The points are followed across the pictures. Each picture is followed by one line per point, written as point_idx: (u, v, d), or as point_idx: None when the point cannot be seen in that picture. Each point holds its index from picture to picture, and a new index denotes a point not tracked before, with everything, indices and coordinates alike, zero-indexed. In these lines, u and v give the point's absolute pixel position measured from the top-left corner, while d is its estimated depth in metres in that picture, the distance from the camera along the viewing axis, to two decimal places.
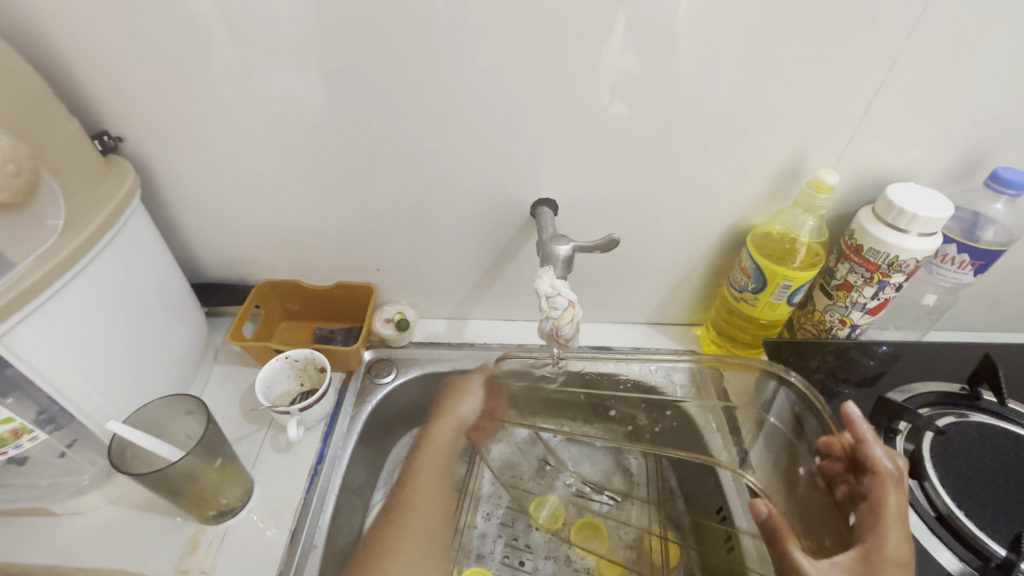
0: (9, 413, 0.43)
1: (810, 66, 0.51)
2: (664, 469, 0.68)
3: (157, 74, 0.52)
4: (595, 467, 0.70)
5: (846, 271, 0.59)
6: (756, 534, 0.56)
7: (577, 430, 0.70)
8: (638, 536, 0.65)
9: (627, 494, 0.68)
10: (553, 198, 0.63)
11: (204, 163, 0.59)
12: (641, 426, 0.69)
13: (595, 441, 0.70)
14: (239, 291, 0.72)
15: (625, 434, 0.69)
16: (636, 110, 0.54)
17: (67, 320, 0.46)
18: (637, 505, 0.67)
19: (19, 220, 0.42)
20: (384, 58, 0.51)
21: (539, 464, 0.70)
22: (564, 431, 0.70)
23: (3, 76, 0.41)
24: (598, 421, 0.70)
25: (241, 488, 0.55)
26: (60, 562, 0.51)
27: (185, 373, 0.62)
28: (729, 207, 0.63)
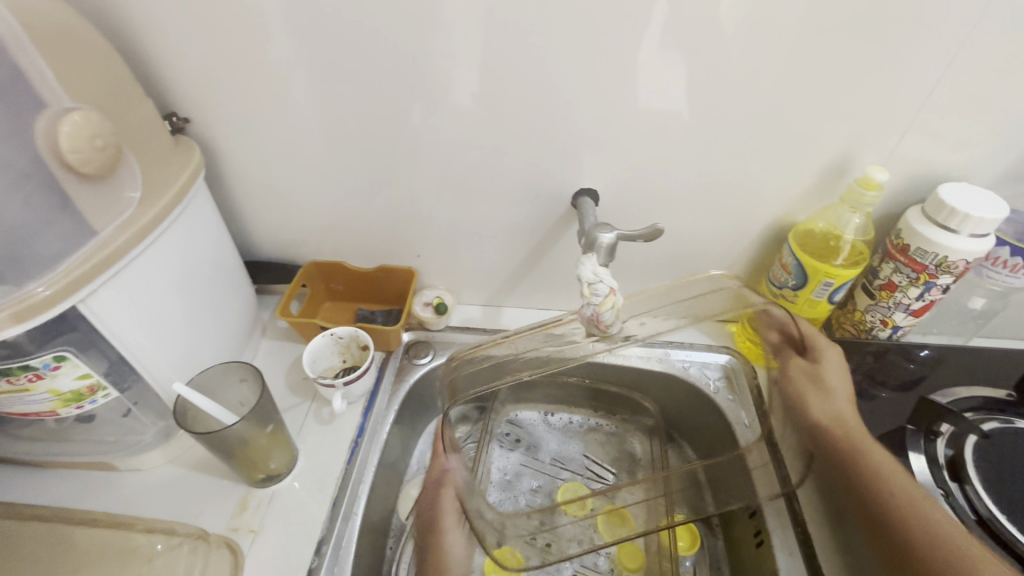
0: (87, 370, 0.46)
1: (864, 61, 0.50)
2: (670, 452, 0.70)
3: (225, 59, 0.54)
4: (606, 449, 0.72)
5: (890, 271, 0.59)
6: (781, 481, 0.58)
7: (590, 416, 0.75)
8: (659, 525, 0.62)
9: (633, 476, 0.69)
10: (594, 188, 0.63)
11: (262, 145, 0.62)
12: (650, 412, 0.73)
13: (603, 425, 0.74)
14: (286, 270, 0.75)
15: (633, 420, 0.74)
16: (682, 103, 0.55)
17: (138, 286, 0.49)
18: (640, 482, 0.64)
19: (103, 191, 0.45)
20: (438, 47, 0.52)
21: (553, 447, 0.73)
22: (579, 416, 0.75)
23: (91, 58, 0.44)
24: (609, 408, 0.74)
25: (287, 455, 0.58)
26: (122, 513, 0.54)
27: (236, 345, 0.65)
28: (772, 202, 0.62)
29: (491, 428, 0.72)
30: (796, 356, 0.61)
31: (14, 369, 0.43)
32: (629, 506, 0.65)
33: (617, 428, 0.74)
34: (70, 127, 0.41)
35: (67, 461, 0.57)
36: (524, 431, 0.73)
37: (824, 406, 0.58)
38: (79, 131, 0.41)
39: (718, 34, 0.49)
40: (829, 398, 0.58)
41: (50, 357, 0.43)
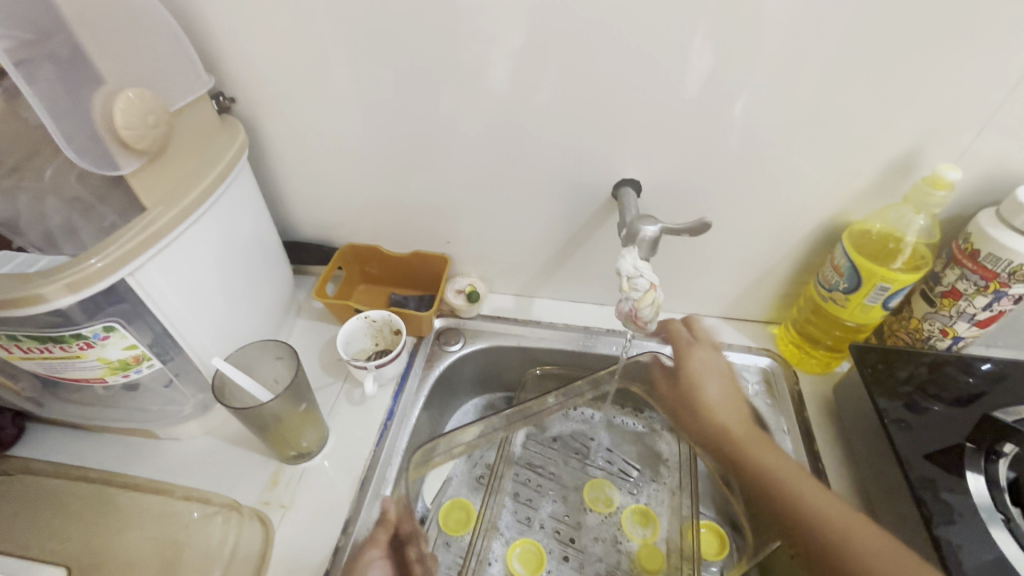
0: (134, 341, 0.48)
1: (939, 51, 0.46)
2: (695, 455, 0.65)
3: (271, 39, 0.55)
4: (631, 448, 0.70)
5: (955, 278, 0.55)
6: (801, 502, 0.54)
7: (618, 414, 0.72)
8: (680, 527, 0.63)
9: (658, 472, 0.68)
10: (637, 179, 0.61)
11: (303, 127, 0.62)
12: None
13: (630, 424, 0.71)
14: (323, 252, 0.76)
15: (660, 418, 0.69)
16: (734, 93, 0.52)
17: (181, 261, 0.50)
18: (667, 477, 0.67)
19: (156, 166, 0.47)
20: (481, 29, 0.51)
21: (578, 443, 0.71)
22: (607, 413, 0.72)
23: (148, 36, 0.46)
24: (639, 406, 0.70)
25: (318, 434, 0.58)
26: (160, 480, 0.56)
27: (272, 323, 0.67)
28: (826, 200, 0.59)
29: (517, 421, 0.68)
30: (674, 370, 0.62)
31: (66, 336, 0.44)
32: (654, 504, 0.66)
33: (643, 428, 0.71)
34: (123, 104, 0.42)
35: (111, 428, 0.59)
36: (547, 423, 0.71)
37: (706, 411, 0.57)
38: (131, 109, 0.42)
39: (778, 18, 0.46)
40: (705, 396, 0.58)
41: (99, 328, 0.45)
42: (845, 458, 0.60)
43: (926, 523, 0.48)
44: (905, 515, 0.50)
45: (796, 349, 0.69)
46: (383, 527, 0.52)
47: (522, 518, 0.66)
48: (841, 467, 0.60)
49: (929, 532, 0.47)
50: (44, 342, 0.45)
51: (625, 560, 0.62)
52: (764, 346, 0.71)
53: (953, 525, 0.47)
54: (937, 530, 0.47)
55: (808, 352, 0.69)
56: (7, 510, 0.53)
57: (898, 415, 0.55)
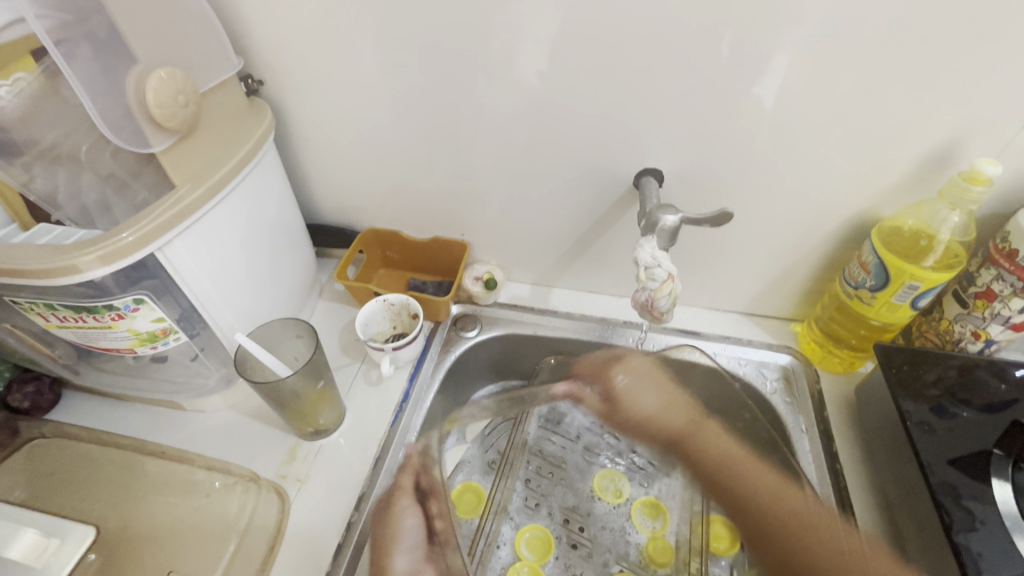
0: (162, 314, 0.49)
1: (985, 39, 0.44)
2: None
3: (298, 23, 0.56)
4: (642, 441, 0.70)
5: (990, 278, 0.53)
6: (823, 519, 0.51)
7: None
8: (690, 520, 0.63)
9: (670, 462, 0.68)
10: (659, 169, 0.60)
11: (328, 110, 0.63)
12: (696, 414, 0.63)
13: None
14: (345, 236, 0.77)
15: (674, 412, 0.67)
16: (764, 81, 0.50)
17: (207, 239, 0.51)
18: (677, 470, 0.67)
19: (185, 146, 0.48)
20: (505, 15, 0.51)
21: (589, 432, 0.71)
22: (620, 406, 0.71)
23: (178, 17, 0.47)
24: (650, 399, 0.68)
25: (335, 412, 0.60)
26: (184, 449, 0.58)
27: (295, 303, 0.68)
28: (855, 194, 0.57)
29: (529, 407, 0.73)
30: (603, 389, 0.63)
31: (99, 307, 0.46)
32: (665, 497, 0.66)
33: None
34: (156, 83, 0.43)
35: (141, 398, 0.62)
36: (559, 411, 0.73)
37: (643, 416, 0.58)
38: (162, 88, 0.43)
39: (814, 3, 0.45)
40: (647, 402, 0.59)
41: (130, 299, 0.46)
42: (864, 460, 0.59)
43: (945, 528, 0.46)
44: (924, 520, 0.49)
45: (817, 348, 0.68)
46: (410, 470, 0.56)
47: (531, 505, 0.66)
48: (860, 469, 0.58)
49: (948, 538, 0.46)
50: (79, 312, 0.47)
51: (633, 551, 0.62)
52: (785, 343, 0.70)
53: (975, 531, 0.46)
54: (956, 536, 0.46)
55: (828, 351, 0.67)
56: (42, 470, 0.56)
57: (921, 418, 0.53)
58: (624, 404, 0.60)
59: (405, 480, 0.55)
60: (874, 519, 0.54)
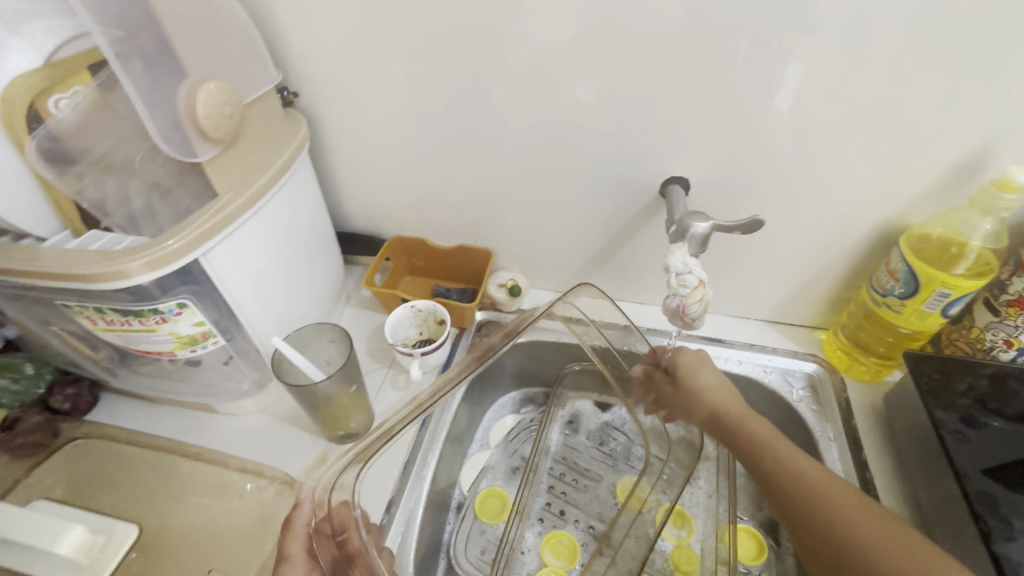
0: (202, 318, 0.51)
1: (1015, 46, 0.44)
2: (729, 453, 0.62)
3: (335, 36, 0.57)
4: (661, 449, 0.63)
5: (1023, 286, 0.52)
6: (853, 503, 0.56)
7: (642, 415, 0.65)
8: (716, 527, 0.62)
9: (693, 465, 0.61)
10: (686, 177, 0.61)
11: (359, 120, 0.65)
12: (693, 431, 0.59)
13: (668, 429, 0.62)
14: (372, 244, 0.78)
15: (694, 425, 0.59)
16: (791, 90, 0.51)
17: (248, 246, 0.53)
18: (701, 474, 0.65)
19: (229, 156, 0.50)
20: (534, 26, 0.52)
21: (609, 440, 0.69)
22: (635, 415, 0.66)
23: (225, 33, 0.49)
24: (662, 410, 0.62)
25: (365, 416, 0.61)
26: (218, 451, 0.60)
27: (324, 309, 0.70)
28: (883, 202, 0.57)
29: (552, 412, 0.73)
30: (664, 377, 0.61)
31: (144, 311, 0.48)
32: (692, 506, 0.64)
33: (687, 432, 0.60)
34: (205, 95, 0.45)
35: (176, 401, 0.63)
36: (583, 421, 0.72)
37: (703, 407, 0.55)
38: (211, 100, 0.45)
39: (842, 13, 0.46)
40: (701, 394, 0.56)
41: (173, 303, 0.48)
42: (895, 469, 0.58)
43: (984, 538, 0.46)
44: (960, 530, 0.48)
45: (842, 356, 0.68)
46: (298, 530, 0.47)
47: (556, 512, 0.66)
48: (891, 478, 0.57)
49: (986, 547, 0.45)
50: (125, 316, 0.48)
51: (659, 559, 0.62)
52: (811, 351, 0.70)
53: (1014, 541, 0.45)
54: (995, 545, 0.45)
55: (854, 359, 0.67)
56: (82, 468, 0.57)
57: (955, 427, 0.53)
58: (689, 386, 0.57)
59: (295, 548, 0.47)
60: None
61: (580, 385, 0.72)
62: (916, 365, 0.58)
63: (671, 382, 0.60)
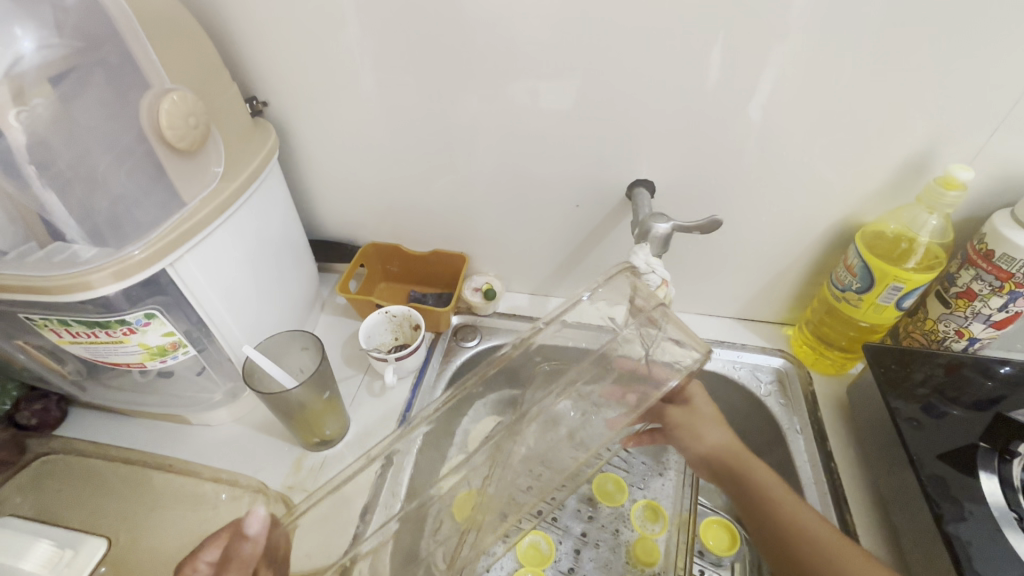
0: (172, 328, 0.51)
1: (954, 48, 0.47)
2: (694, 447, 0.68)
3: (302, 45, 0.58)
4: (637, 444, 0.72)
5: (970, 278, 0.55)
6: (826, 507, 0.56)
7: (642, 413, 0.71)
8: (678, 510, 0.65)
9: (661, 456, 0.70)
10: (651, 179, 0.62)
11: (330, 129, 0.65)
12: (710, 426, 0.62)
13: None
14: (347, 251, 0.79)
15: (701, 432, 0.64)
16: (753, 94, 0.53)
17: (217, 254, 0.53)
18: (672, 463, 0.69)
19: (194, 164, 0.50)
20: (497, 36, 0.54)
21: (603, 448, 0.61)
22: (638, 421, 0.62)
23: (187, 43, 0.49)
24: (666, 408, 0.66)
25: (340, 422, 0.61)
26: (193, 462, 0.59)
27: (298, 317, 0.70)
28: (839, 201, 0.60)
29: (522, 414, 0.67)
30: (670, 407, 0.60)
31: (111, 322, 0.47)
32: (662, 498, 0.66)
33: None
34: (168, 106, 0.45)
35: (146, 414, 0.63)
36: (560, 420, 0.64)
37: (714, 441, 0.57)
38: (175, 111, 0.45)
39: (789, 20, 0.48)
40: (706, 436, 0.57)
41: (141, 314, 0.48)
42: (858, 457, 0.60)
43: (936, 519, 0.48)
44: (916, 512, 0.51)
45: (806, 350, 0.70)
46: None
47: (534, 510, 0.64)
48: (854, 467, 0.60)
49: (939, 527, 0.47)
50: (92, 328, 0.48)
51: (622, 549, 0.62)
52: (779, 346, 0.71)
53: (963, 521, 0.48)
54: (947, 526, 0.47)
55: (819, 354, 0.69)
56: (53, 487, 0.57)
57: (911, 415, 0.55)
58: (691, 426, 0.58)
59: None
60: (868, 512, 0.56)
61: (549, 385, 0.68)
62: (876, 355, 0.60)
63: (678, 410, 0.60)
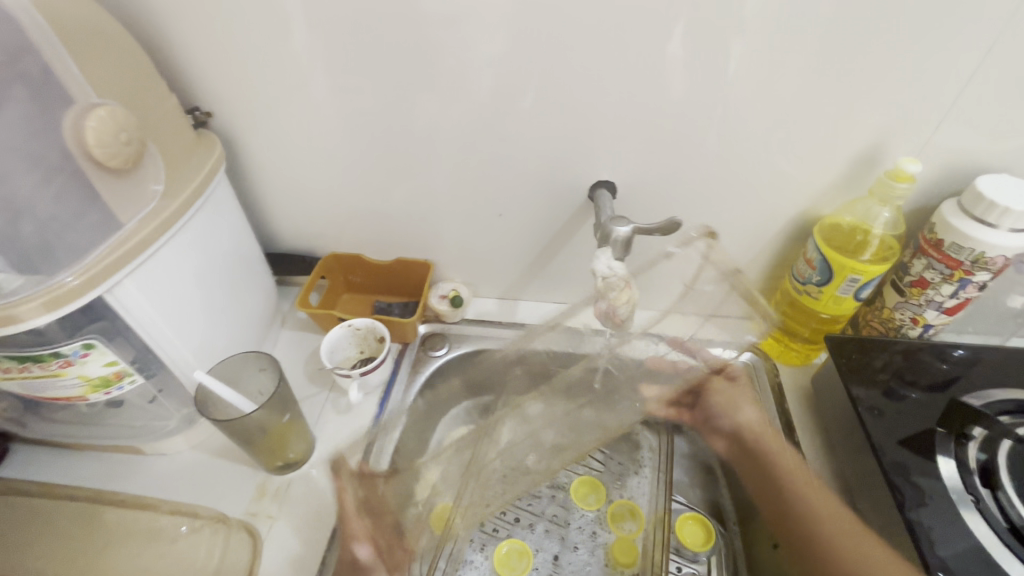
0: (115, 357, 0.48)
1: (899, 45, 0.48)
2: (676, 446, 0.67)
3: (245, 53, 0.55)
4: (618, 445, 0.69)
5: (922, 267, 0.56)
6: None
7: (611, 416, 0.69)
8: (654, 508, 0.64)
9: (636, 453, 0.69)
10: (612, 180, 0.62)
11: (280, 138, 0.63)
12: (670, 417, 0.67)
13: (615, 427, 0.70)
14: (306, 263, 0.76)
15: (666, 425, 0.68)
16: (708, 94, 0.53)
17: (160, 276, 0.50)
18: (647, 460, 0.68)
19: (130, 182, 0.47)
20: (452, 39, 0.52)
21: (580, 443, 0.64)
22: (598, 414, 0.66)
23: (115, 53, 0.46)
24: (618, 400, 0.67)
25: (305, 443, 0.59)
26: (148, 496, 0.56)
27: (257, 335, 0.67)
28: (796, 196, 0.60)
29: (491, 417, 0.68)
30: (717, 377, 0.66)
31: (44, 355, 0.45)
32: (639, 498, 0.66)
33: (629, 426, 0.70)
34: (96, 124, 0.42)
35: (95, 446, 0.59)
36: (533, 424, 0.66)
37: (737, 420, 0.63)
38: (103, 127, 0.43)
39: (740, 20, 0.48)
40: (736, 412, 0.63)
41: (78, 345, 0.45)
42: (825, 446, 0.61)
43: (899, 507, 0.49)
44: (880, 500, 0.52)
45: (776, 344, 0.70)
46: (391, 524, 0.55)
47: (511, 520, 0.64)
48: (822, 457, 0.61)
49: (901, 514, 0.48)
50: (23, 362, 0.45)
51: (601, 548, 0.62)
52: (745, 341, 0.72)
53: (924, 507, 0.49)
54: (909, 513, 0.48)
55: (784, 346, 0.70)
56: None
57: (872, 403, 0.57)
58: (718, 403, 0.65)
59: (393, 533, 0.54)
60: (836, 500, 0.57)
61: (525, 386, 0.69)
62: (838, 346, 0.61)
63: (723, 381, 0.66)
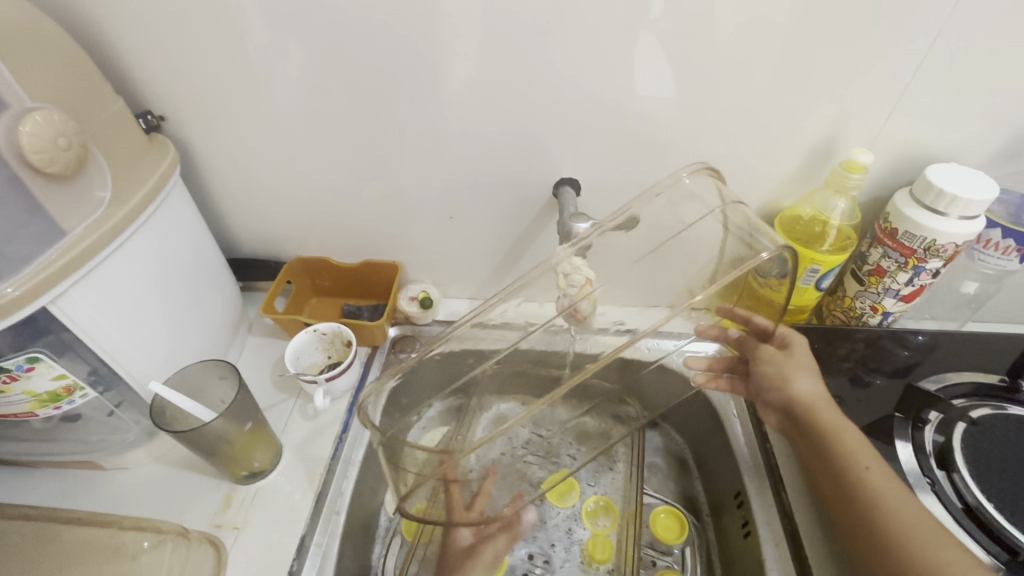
0: (63, 370, 0.47)
1: (846, 39, 0.49)
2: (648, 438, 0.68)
3: (196, 55, 0.54)
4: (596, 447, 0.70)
5: (879, 256, 0.57)
6: (757, 490, 0.57)
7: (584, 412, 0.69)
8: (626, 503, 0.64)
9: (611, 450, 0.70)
10: (576, 177, 0.62)
11: (237, 141, 0.61)
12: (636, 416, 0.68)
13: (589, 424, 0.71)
14: (271, 268, 0.75)
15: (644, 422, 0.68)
16: (666, 91, 0.54)
17: (110, 284, 0.49)
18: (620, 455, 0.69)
19: (72, 189, 0.45)
20: (409, 39, 0.52)
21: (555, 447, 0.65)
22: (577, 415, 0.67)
23: (53, 56, 0.44)
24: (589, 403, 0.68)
25: (270, 452, 0.58)
26: (107, 512, 0.55)
27: (220, 343, 0.66)
28: (756, 189, 0.61)
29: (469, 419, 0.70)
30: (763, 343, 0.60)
31: None
32: (613, 494, 0.66)
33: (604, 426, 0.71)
34: (31, 129, 0.40)
35: (51, 463, 0.58)
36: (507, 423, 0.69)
37: (787, 394, 0.55)
38: (39, 133, 0.41)
39: (692, 19, 0.49)
40: (787, 385, 0.56)
41: (23, 358, 0.44)
42: None
43: None
44: None
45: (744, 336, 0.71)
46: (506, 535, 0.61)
47: None
48: None
49: None
50: None
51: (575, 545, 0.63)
52: None
53: None
54: None
55: None
56: None
57: (834, 392, 0.58)
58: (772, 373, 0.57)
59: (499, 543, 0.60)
60: None
61: (499, 386, 0.71)
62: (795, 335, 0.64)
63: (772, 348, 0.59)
